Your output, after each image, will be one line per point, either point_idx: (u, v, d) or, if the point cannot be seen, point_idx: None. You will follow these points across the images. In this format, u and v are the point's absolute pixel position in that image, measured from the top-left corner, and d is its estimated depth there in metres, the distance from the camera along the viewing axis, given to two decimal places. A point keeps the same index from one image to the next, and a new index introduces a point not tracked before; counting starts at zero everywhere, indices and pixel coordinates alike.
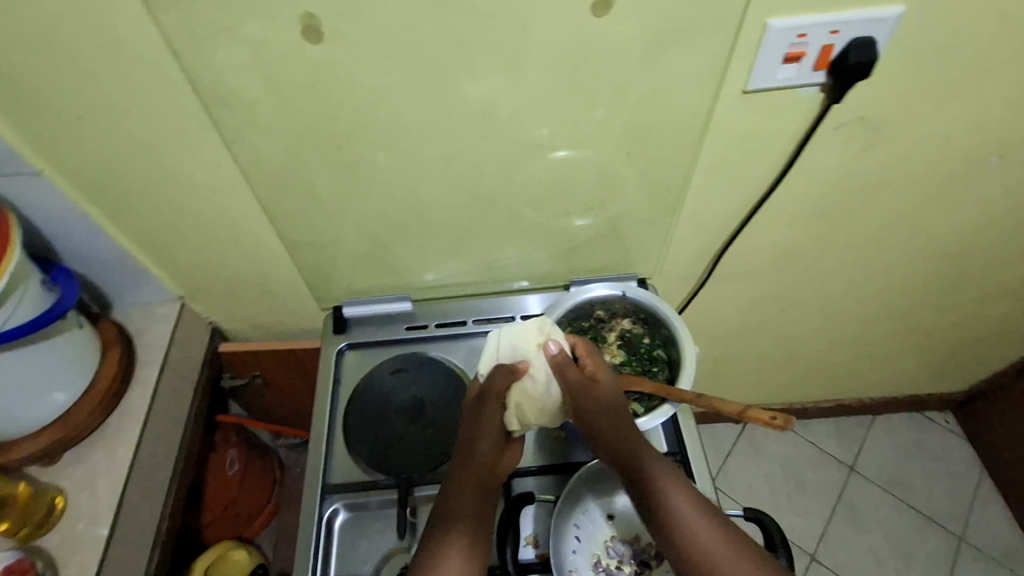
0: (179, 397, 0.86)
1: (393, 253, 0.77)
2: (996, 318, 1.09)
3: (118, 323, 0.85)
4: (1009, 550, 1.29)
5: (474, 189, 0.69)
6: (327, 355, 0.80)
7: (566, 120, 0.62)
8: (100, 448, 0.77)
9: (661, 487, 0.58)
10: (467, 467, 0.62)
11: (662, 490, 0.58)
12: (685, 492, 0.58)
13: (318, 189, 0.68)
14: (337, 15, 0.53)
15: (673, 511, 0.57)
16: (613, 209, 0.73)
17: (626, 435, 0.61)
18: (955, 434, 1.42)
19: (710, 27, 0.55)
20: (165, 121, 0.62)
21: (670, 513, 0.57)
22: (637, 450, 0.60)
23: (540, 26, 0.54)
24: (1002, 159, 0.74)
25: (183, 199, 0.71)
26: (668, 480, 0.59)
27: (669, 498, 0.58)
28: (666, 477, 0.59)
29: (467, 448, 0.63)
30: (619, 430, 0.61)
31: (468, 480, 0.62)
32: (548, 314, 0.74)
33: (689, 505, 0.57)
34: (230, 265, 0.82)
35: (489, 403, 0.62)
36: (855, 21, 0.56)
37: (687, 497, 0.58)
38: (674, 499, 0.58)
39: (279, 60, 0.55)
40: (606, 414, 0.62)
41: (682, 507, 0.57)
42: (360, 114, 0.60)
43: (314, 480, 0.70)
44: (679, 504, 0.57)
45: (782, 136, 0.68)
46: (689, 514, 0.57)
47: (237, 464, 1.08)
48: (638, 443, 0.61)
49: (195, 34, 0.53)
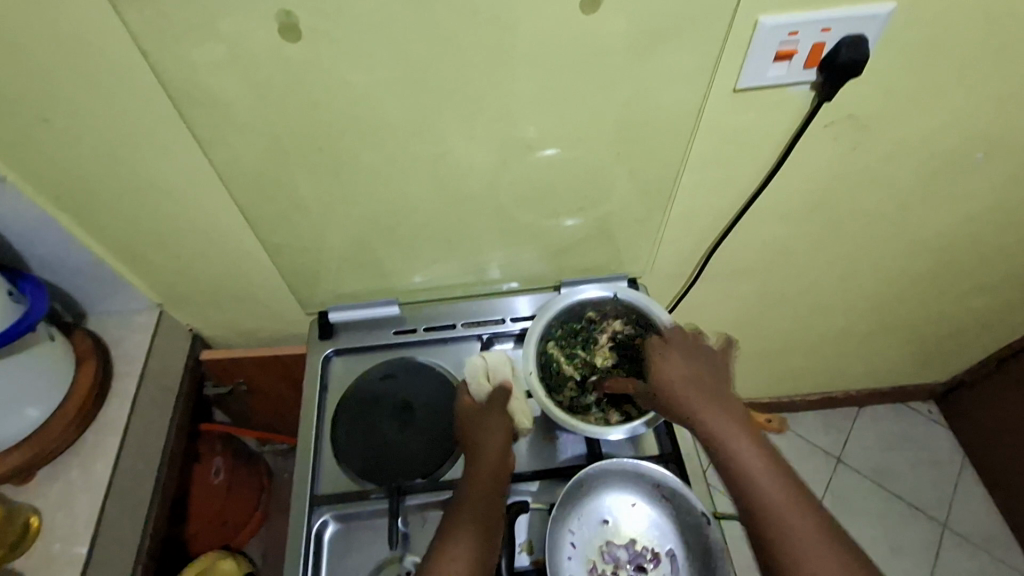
0: (160, 408, 0.84)
1: (379, 257, 0.75)
2: (979, 310, 1.10)
3: (93, 333, 0.82)
4: (990, 536, 1.32)
5: (461, 191, 0.67)
6: (312, 362, 0.77)
7: (554, 119, 0.61)
8: (77, 464, 0.75)
9: (747, 464, 0.58)
10: (477, 465, 0.63)
11: (748, 466, 0.57)
12: (775, 471, 0.57)
13: (300, 193, 0.65)
14: (316, 14, 0.51)
15: (763, 490, 0.56)
16: (603, 210, 0.72)
17: (715, 414, 0.61)
18: (938, 423, 1.44)
19: (700, 25, 0.54)
20: (137, 125, 0.60)
21: (758, 490, 0.56)
22: (724, 429, 0.60)
23: (527, 24, 0.53)
24: (987, 155, 0.74)
25: (158, 205, 0.69)
26: (756, 458, 0.58)
27: (754, 476, 0.57)
28: (755, 455, 0.58)
29: (478, 446, 0.64)
30: (705, 408, 0.61)
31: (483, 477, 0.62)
32: (539, 315, 0.73)
33: (777, 485, 0.56)
34: (209, 271, 0.79)
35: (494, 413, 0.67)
36: (846, 19, 0.56)
37: (774, 476, 0.57)
38: (762, 478, 0.57)
39: (256, 60, 0.53)
40: (696, 394, 0.63)
41: (769, 486, 0.56)
42: (342, 115, 0.58)
43: (302, 491, 0.68)
44: (765, 482, 0.56)
45: (771, 134, 0.67)
46: (777, 494, 0.56)
47: (222, 473, 1.06)
48: (727, 421, 0.61)
49: (166, 34, 0.51)
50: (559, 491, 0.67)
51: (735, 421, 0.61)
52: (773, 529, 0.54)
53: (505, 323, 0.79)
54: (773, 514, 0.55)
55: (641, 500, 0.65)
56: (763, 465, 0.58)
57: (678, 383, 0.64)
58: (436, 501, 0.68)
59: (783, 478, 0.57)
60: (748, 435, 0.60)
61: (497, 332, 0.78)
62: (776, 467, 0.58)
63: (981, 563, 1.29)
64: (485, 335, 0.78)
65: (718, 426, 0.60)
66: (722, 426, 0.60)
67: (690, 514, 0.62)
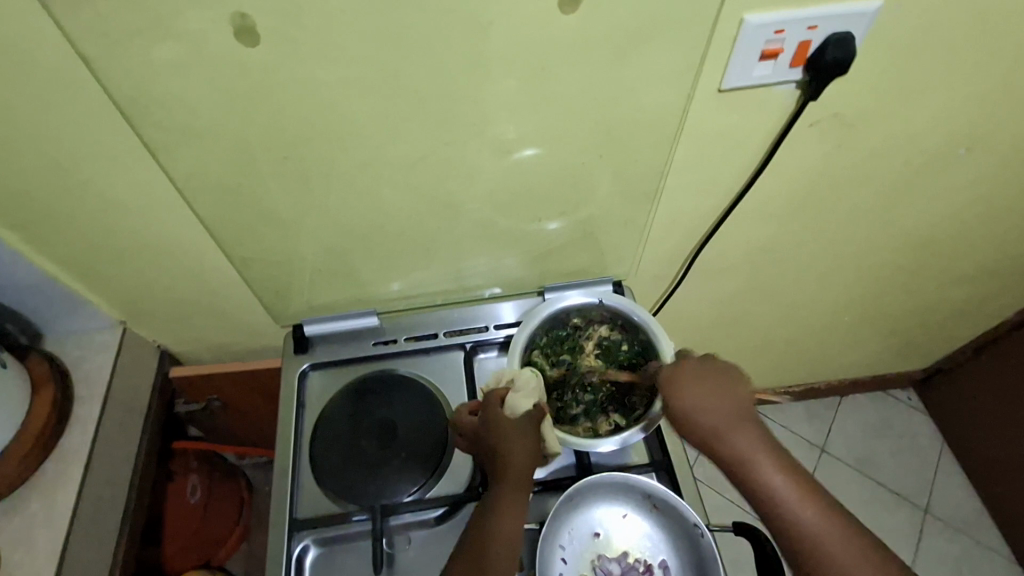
0: (126, 431, 0.81)
1: (353, 266, 0.72)
2: (957, 301, 1.11)
3: (51, 355, 0.78)
4: (970, 519, 1.34)
5: (438, 197, 0.64)
6: (288, 378, 0.74)
7: (532, 122, 0.58)
8: (37, 496, 0.71)
9: (781, 495, 0.54)
10: (505, 485, 0.59)
11: (781, 496, 0.54)
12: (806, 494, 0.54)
13: (266, 203, 0.62)
14: (275, 15, 0.47)
15: (800, 518, 0.53)
16: (585, 213, 0.70)
17: (742, 440, 0.56)
18: (917, 410, 1.46)
19: (683, 23, 0.52)
20: (85, 136, 0.56)
21: (795, 520, 0.53)
22: (752, 456, 0.56)
23: (502, 24, 0.50)
24: (970, 150, 0.74)
25: (115, 219, 0.65)
26: (788, 485, 0.54)
27: (789, 505, 0.54)
28: (786, 481, 0.55)
29: (508, 464, 0.60)
30: (730, 436, 0.57)
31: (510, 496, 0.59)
32: (523, 325, 0.70)
33: (812, 509, 0.54)
34: (174, 285, 0.76)
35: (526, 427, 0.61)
36: (833, 16, 0.54)
37: (807, 499, 0.54)
38: (797, 505, 0.54)
39: (210, 67, 0.49)
40: (718, 419, 0.57)
41: (805, 513, 0.53)
42: (308, 122, 0.55)
43: (280, 517, 0.65)
44: (800, 509, 0.54)
45: (753, 133, 0.66)
46: (814, 520, 0.53)
47: (199, 491, 1.02)
48: (754, 447, 0.56)
49: (110, 39, 0.47)
50: (548, 505, 0.65)
51: (760, 444, 0.56)
52: (814, 555, 0.53)
53: (489, 331, 0.77)
54: (812, 542, 0.53)
55: (632, 511, 0.63)
56: (796, 490, 0.54)
57: (698, 409, 0.58)
58: (421, 520, 0.66)
59: (815, 498, 0.54)
60: (773, 457, 0.56)
61: (480, 341, 0.76)
62: (806, 487, 0.55)
63: (962, 547, 1.31)
64: (468, 344, 0.76)
65: (746, 454, 0.56)
66: (749, 455, 0.56)
67: (683, 525, 0.61)
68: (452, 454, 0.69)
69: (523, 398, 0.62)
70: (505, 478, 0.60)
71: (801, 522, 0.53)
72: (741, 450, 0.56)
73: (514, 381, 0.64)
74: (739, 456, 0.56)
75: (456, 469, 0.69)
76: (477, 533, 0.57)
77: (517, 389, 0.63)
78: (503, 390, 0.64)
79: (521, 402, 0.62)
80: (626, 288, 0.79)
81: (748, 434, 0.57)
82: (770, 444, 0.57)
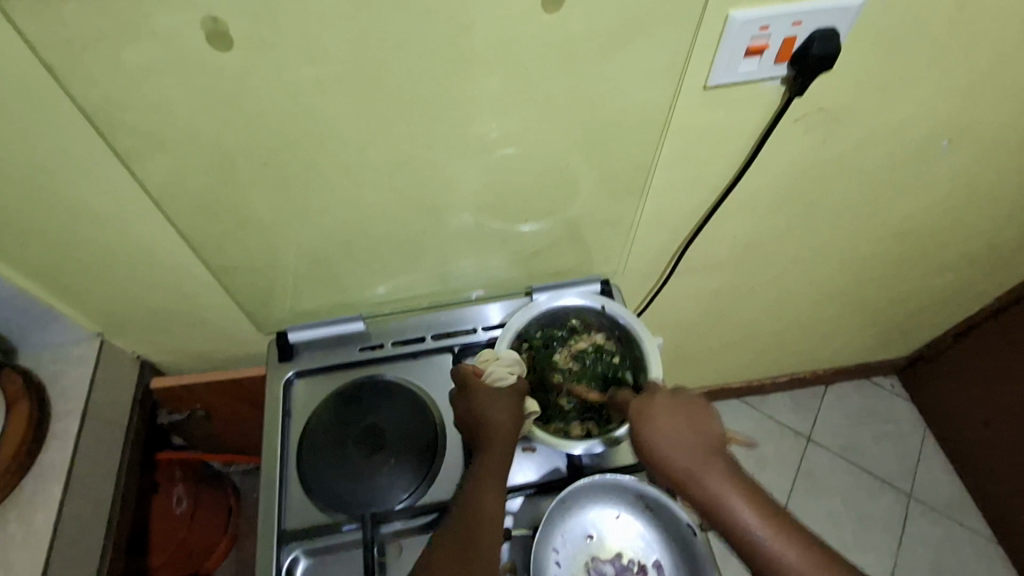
0: (106, 445, 0.79)
1: (337, 272, 0.70)
2: (939, 289, 1.13)
3: (26, 370, 0.76)
4: (953, 502, 1.37)
5: (422, 199, 0.63)
6: (272, 387, 0.72)
7: (516, 122, 0.57)
8: (14, 517, 0.70)
9: (753, 528, 0.55)
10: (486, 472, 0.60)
11: (753, 530, 0.55)
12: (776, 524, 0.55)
13: (244, 210, 0.60)
14: (247, 17, 0.46)
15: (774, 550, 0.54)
16: (571, 213, 0.69)
17: (709, 476, 0.58)
18: (901, 397, 1.48)
19: (666, 21, 0.52)
20: (53, 146, 0.54)
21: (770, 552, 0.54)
22: (721, 491, 0.57)
23: (483, 24, 0.49)
24: (951, 142, 0.75)
25: (87, 230, 0.63)
26: (759, 518, 0.55)
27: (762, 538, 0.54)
28: (753, 510, 0.56)
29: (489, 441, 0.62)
30: (699, 472, 0.58)
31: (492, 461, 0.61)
32: (522, 312, 0.70)
33: (783, 541, 0.54)
34: (152, 295, 0.74)
35: (507, 396, 0.63)
36: (818, 12, 0.54)
37: (779, 529, 0.55)
38: (767, 535, 0.54)
39: (181, 71, 0.48)
40: (687, 456, 0.59)
41: (777, 543, 0.54)
42: (285, 126, 0.53)
43: (268, 529, 0.64)
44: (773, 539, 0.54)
45: (739, 129, 0.66)
46: (785, 547, 0.54)
47: (184, 501, 0.99)
48: (722, 481, 0.57)
49: (74, 46, 0.45)
50: (541, 508, 0.64)
51: (728, 478, 0.58)
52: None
53: (477, 333, 0.75)
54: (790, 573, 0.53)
55: (625, 511, 0.63)
56: (767, 523, 0.55)
57: (668, 446, 0.59)
58: (412, 527, 0.65)
59: (788, 528, 0.55)
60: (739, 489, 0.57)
61: (469, 343, 0.75)
62: (777, 518, 0.56)
63: (945, 529, 1.34)
64: (457, 346, 0.74)
65: (715, 490, 0.57)
66: (718, 489, 0.57)
67: (675, 524, 0.61)
68: (442, 460, 0.68)
69: (506, 369, 0.65)
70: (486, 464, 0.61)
71: (777, 556, 0.54)
72: (710, 486, 0.57)
73: (495, 355, 0.66)
74: (707, 491, 0.57)
75: (446, 475, 0.67)
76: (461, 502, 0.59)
77: (498, 360, 0.65)
78: (483, 362, 0.66)
79: (498, 376, 0.64)
80: (615, 288, 0.77)
81: (715, 469, 0.58)
82: (737, 477, 0.58)
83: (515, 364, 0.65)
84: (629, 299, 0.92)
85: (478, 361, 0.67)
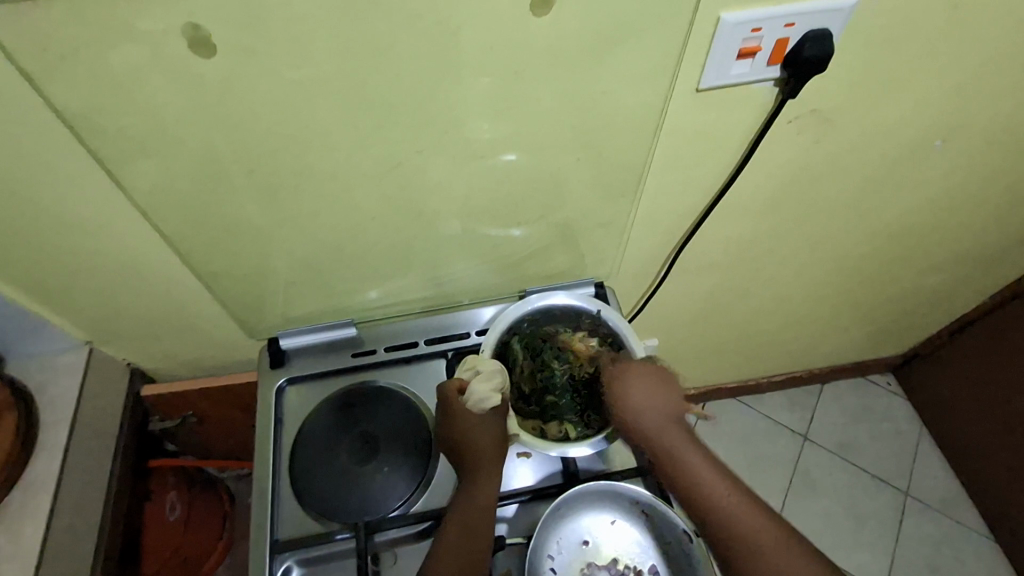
0: (96, 455, 0.78)
1: (328, 277, 0.70)
2: (934, 288, 1.13)
3: (13, 380, 0.75)
4: (949, 499, 1.37)
5: (412, 205, 0.63)
6: (264, 395, 0.72)
7: (506, 125, 0.56)
8: (3, 530, 0.69)
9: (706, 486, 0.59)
10: (478, 477, 0.61)
11: (706, 487, 0.59)
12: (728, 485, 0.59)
13: (233, 217, 0.59)
14: (230, 23, 0.45)
15: (722, 506, 0.58)
16: (563, 216, 0.69)
17: (671, 437, 0.62)
18: (896, 395, 1.48)
19: (657, 24, 0.51)
20: (35, 155, 0.53)
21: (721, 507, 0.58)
22: (679, 451, 0.61)
23: (472, 28, 0.48)
24: (945, 143, 0.74)
25: (73, 238, 0.62)
26: (712, 477, 0.60)
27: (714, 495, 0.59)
28: (711, 474, 0.60)
29: (476, 455, 0.62)
30: (660, 433, 0.62)
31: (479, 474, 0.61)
32: (517, 304, 0.70)
33: (733, 497, 0.59)
34: (140, 303, 0.73)
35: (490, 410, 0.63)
36: (811, 13, 0.53)
37: (734, 494, 0.59)
38: (719, 492, 0.59)
39: (163, 78, 0.47)
40: (654, 418, 0.62)
41: (728, 500, 0.58)
42: (271, 132, 0.52)
43: (260, 539, 0.63)
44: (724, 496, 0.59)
45: (732, 131, 0.65)
46: (736, 508, 0.58)
47: (178, 508, 0.98)
48: (681, 443, 0.62)
49: (53, 54, 0.44)
50: (535, 515, 0.64)
51: (686, 441, 0.62)
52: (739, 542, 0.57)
53: (470, 337, 0.75)
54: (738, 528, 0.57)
55: (620, 517, 0.63)
56: (720, 482, 0.60)
57: (637, 408, 0.62)
58: (407, 536, 0.64)
59: (738, 489, 0.60)
60: (698, 453, 0.61)
61: (462, 348, 0.74)
62: (729, 480, 0.60)
63: (942, 526, 1.34)
64: (450, 351, 0.74)
65: (675, 450, 0.61)
66: (678, 449, 0.61)
67: (671, 531, 0.61)
68: (436, 467, 0.68)
69: (487, 389, 0.63)
70: (477, 467, 0.62)
71: (726, 512, 0.58)
72: (671, 447, 0.61)
73: (478, 366, 0.65)
74: (669, 450, 0.61)
75: (440, 483, 0.67)
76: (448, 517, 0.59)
77: (480, 374, 0.64)
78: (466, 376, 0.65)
79: (480, 395, 0.63)
80: (609, 290, 0.77)
81: (677, 433, 0.62)
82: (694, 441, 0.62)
83: (497, 380, 0.64)
84: (623, 301, 0.92)
85: (461, 377, 0.66)
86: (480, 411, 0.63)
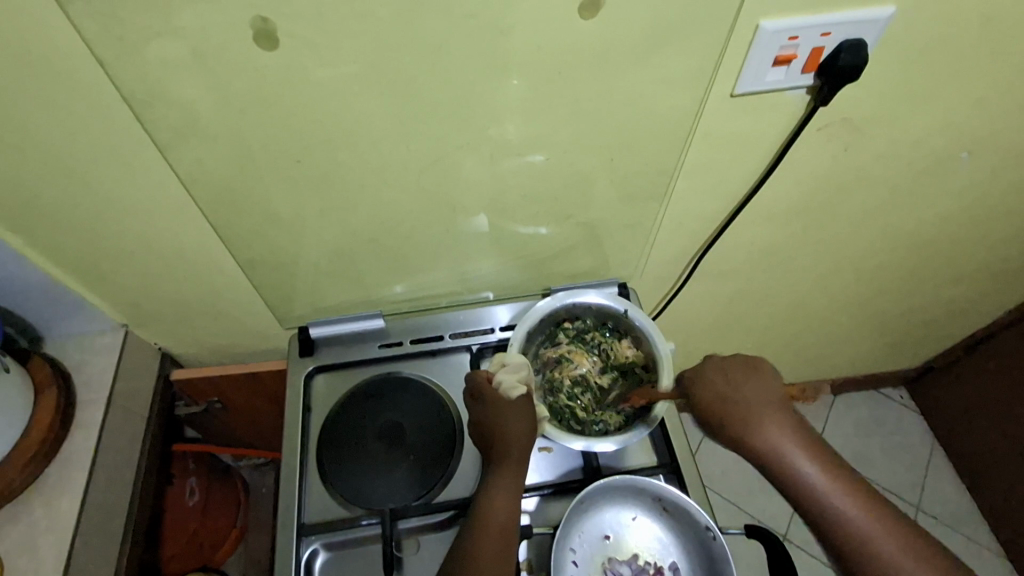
0: (128, 435, 0.80)
1: (360, 269, 0.71)
2: (953, 301, 1.13)
3: (52, 358, 0.78)
4: (961, 515, 1.36)
5: (447, 200, 0.64)
6: (294, 381, 0.73)
7: (544, 126, 0.58)
8: (41, 503, 0.71)
9: (823, 484, 0.54)
10: (507, 465, 0.62)
11: (821, 488, 0.54)
12: (841, 480, 0.54)
13: (274, 206, 0.61)
14: (294, 17, 0.47)
15: (846, 525, 0.52)
16: (594, 216, 0.70)
17: (776, 432, 0.56)
18: (909, 409, 1.48)
19: (699, 28, 0.53)
20: (92, 139, 0.56)
21: (844, 519, 0.52)
22: (789, 447, 0.55)
23: (522, 29, 0.50)
24: (971, 156, 0.75)
25: (120, 222, 0.64)
26: (829, 478, 0.54)
27: (830, 499, 0.53)
28: (821, 468, 0.54)
29: (504, 446, 0.63)
30: (769, 422, 0.56)
31: (510, 462, 0.62)
32: (547, 300, 0.71)
33: (849, 498, 0.53)
34: (175, 288, 0.75)
35: (520, 400, 0.65)
36: (846, 23, 0.55)
37: (847, 491, 0.54)
38: (836, 497, 0.53)
39: (224, 69, 0.49)
40: (756, 407, 0.57)
41: (845, 504, 0.53)
42: (319, 125, 0.54)
43: (287, 521, 0.65)
44: (850, 510, 0.53)
45: (764, 138, 0.67)
46: (856, 515, 0.52)
47: (197, 493, 0.99)
48: (787, 435, 0.56)
49: (124, 41, 0.46)
50: (556, 508, 0.65)
51: (794, 432, 0.56)
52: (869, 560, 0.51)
53: (494, 333, 0.76)
54: (865, 542, 0.52)
55: (641, 513, 0.64)
56: (839, 488, 0.54)
57: (734, 401, 0.58)
58: (431, 524, 0.65)
59: (859, 491, 0.54)
60: (809, 449, 0.55)
61: (486, 343, 0.75)
62: (839, 473, 0.55)
63: (955, 542, 1.33)
64: (474, 346, 0.75)
65: (782, 445, 0.55)
66: (786, 449, 0.55)
67: (694, 527, 0.62)
68: (459, 459, 0.69)
69: (515, 379, 0.65)
70: (502, 455, 0.63)
71: (858, 528, 0.52)
72: (778, 443, 0.55)
73: (504, 361, 0.67)
74: (776, 450, 0.55)
75: (463, 474, 0.68)
76: (476, 507, 0.60)
77: (506, 366, 0.66)
78: (494, 369, 0.67)
79: (508, 385, 0.65)
80: (631, 290, 0.78)
81: (779, 427, 0.56)
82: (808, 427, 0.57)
83: (524, 372, 0.66)
84: (642, 304, 0.93)
85: (490, 367, 0.68)
86: (509, 404, 0.65)
